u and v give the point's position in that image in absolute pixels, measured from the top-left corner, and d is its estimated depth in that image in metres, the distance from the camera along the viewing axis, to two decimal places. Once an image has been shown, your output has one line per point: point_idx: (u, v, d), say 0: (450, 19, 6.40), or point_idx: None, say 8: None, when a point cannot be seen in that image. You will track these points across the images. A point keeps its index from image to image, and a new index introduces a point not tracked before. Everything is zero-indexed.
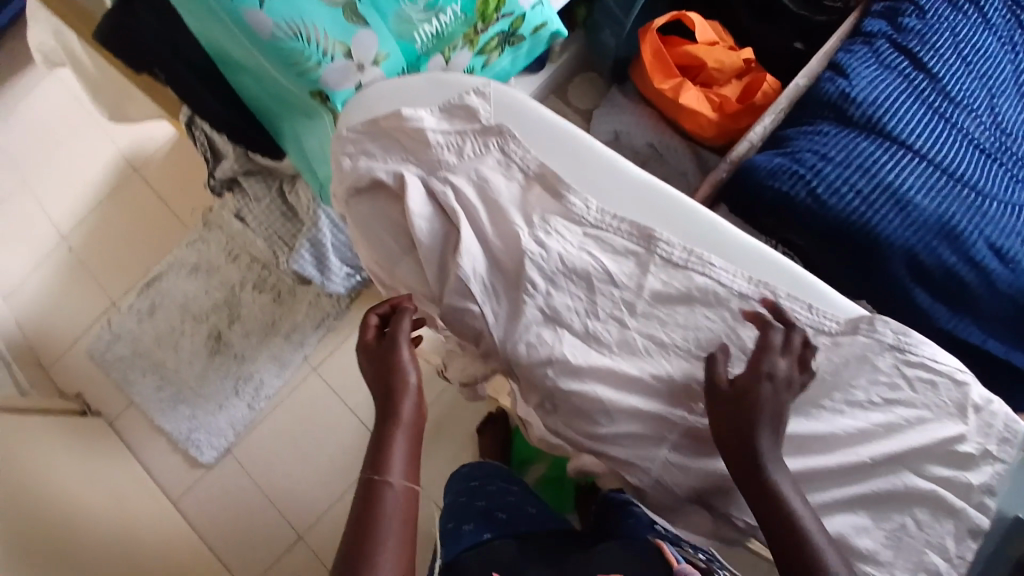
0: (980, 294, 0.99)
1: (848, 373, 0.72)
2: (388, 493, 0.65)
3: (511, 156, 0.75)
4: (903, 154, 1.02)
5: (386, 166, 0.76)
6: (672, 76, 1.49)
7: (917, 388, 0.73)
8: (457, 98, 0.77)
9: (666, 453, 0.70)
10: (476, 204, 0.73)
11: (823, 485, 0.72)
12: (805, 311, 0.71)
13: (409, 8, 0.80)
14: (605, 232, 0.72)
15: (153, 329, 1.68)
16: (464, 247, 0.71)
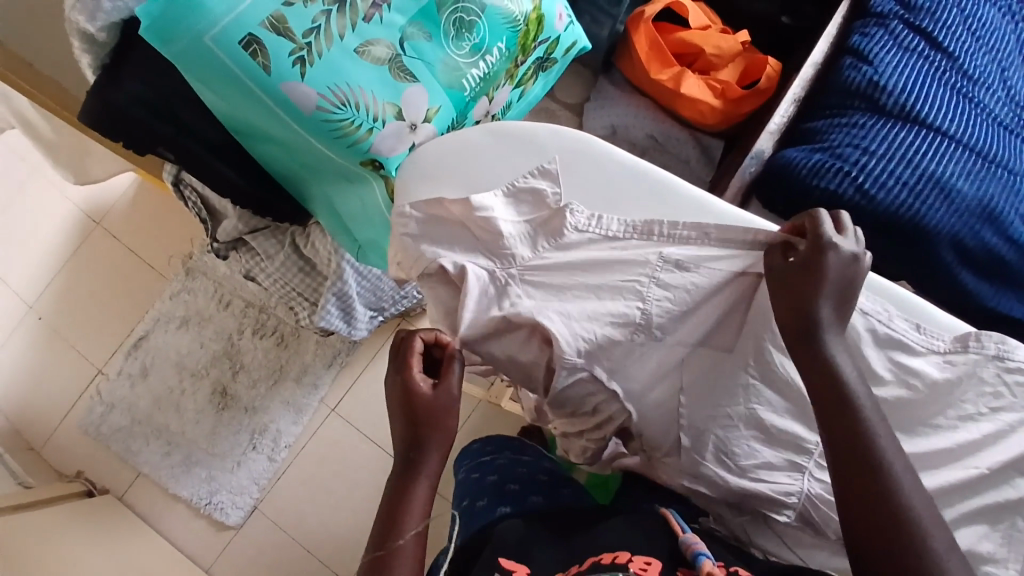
0: (1021, 270, 1.00)
1: (956, 388, 0.73)
2: (404, 540, 0.63)
3: (596, 228, 0.71)
4: (939, 139, 1.01)
5: (454, 256, 0.71)
6: (670, 64, 1.45)
7: (1017, 392, 0.73)
8: (521, 180, 0.73)
9: (809, 484, 0.69)
10: (579, 266, 0.70)
11: (938, 503, 0.72)
12: (915, 332, 0.73)
13: (456, 54, 0.75)
14: (727, 252, 0.70)
15: (149, 392, 1.55)
16: (567, 317, 0.68)
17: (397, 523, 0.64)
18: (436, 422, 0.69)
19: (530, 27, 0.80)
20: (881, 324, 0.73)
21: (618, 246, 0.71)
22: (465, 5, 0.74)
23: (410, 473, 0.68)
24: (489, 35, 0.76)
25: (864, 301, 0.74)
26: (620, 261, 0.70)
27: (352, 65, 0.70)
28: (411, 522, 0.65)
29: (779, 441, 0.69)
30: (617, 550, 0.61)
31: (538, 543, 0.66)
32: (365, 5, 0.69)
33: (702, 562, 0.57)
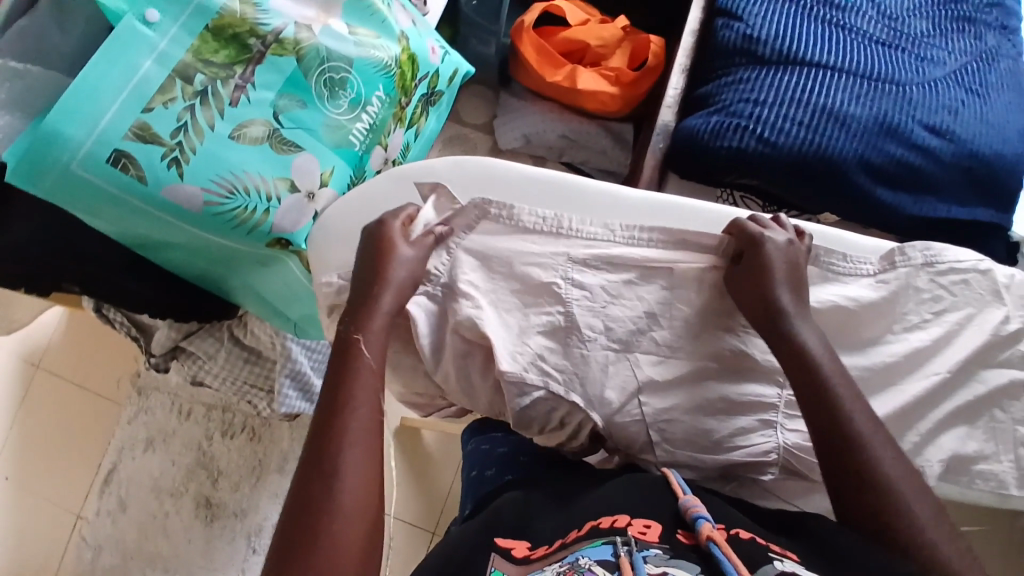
0: (933, 173, 1.02)
1: (898, 300, 0.75)
2: (355, 397, 0.59)
3: (510, 227, 0.73)
4: (822, 73, 1.05)
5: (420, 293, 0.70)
6: (561, 65, 1.48)
7: (955, 290, 0.75)
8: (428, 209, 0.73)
9: (784, 436, 0.69)
10: (497, 276, 0.71)
11: (913, 417, 0.72)
12: (841, 261, 0.75)
13: (336, 113, 0.75)
14: (640, 244, 0.73)
15: (132, 524, 1.48)
16: (501, 339, 0.68)
17: (346, 384, 0.60)
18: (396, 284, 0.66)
19: (405, 67, 0.81)
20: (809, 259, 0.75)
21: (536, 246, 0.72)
22: (330, 64, 0.73)
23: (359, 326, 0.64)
24: (364, 86, 0.76)
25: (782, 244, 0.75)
26: (538, 264, 0.71)
27: (231, 152, 0.69)
28: (360, 381, 0.60)
29: (744, 400, 0.68)
30: (615, 512, 0.59)
31: (540, 513, 0.63)
32: (229, 90, 0.68)
33: (703, 525, 0.55)
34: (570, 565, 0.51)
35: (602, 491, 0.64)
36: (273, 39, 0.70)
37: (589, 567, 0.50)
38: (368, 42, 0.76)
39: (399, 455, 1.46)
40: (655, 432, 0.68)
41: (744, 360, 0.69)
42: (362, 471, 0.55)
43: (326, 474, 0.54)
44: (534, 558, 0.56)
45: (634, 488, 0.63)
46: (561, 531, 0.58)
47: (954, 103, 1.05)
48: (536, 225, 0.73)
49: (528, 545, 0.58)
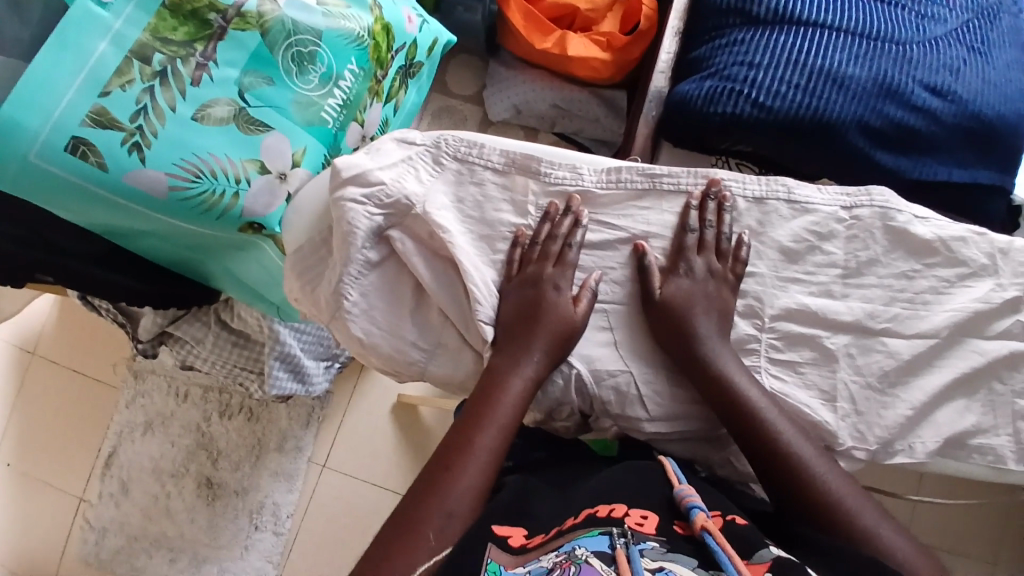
0: (932, 135, 0.99)
1: (876, 246, 0.69)
2: (484, 432, 0.60)
3: (478, 158, 0.68)
4: (821, 33, 1.00)
5: (368, 211, 0.64)
6: (549, 31, 1.44)
7: (952, 248, 0.70)
8: (386, 149, 0.67)
9: (766, 382, 0.66)
10: (458, 219, 0.67)
11: (904, 378, 0.67)
12: (817, 193, 0.69)
13: (306, 89, 0.72)
14: (617, 187, 0.68)
15: (136, 506, 1.50)
16: (476, 289, 0.63)
17: (484, 410, 0.61)
18: (375, 218, 0.64)
19: (378, 38, 0.77)
20: (784, 196, 0.69)
21: (502, 188, 0.68)
22: (297, 36, 0.70)
23: (510, 364, 0.62)
24: (335, 61, 0.73)
25: (756, 184, 0.69)
26: (504, 209, 0.67)
27: (195, 134, 0.66)
28: (499, 415, 0.61)
29: None
30: (613, 500, 0.57)
31: (540, 494, 0.60)
32: (189, 69, 0.65)
33: (696, 515, 0.54)
34: (568, 556, 0.49)
35: (590, 481, 0.61)
36: (235, 13, 0.67)
37: (587, 559, 0.49)
38: (337, 12, 0.73)
39: (399, 431, 1.50)
40: (651, 403, 0.65)
41: None
42: (470, 492, 0.58)
43: (444, 488, 0.58)
44: (532, 547, 0.53)
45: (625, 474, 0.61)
46: (558, 519, 0.56)
47: (956, 62, 1.02)
48: (502, 163, 0.67)
49: (524, 533, 0.55)
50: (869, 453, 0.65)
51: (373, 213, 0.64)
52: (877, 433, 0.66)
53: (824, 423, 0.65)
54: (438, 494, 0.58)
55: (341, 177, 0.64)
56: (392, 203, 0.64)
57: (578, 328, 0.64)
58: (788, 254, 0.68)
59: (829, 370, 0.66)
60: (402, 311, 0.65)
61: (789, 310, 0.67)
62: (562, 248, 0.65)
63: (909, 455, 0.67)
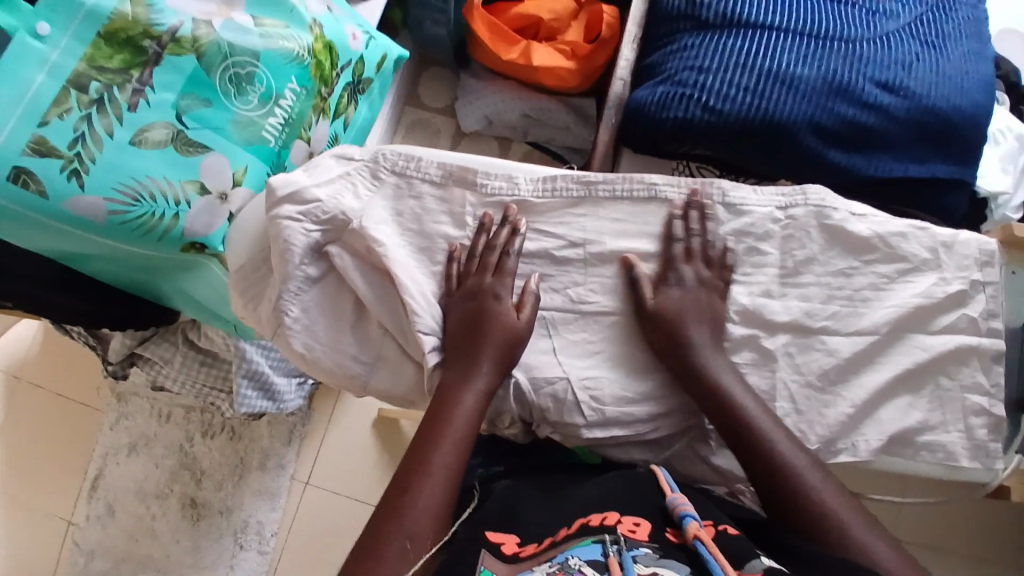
0: (886, 131, 0.99)
1: (814, 245, 0.69)
2: (441, 450, 0.60)
3: (417, 172, 0.69)
4: (770, 35, 1.01)
5: (306, 228, 0.65)
6: (514, 42, 1.46)
7: (893, 244, 0.70)
8: (325, 168, 0.68)
9: None
10: (398, 234, 0.68)
11: (846, 376, 0.68)
12: (753, 194, 0.70)
13: (245, 109, 0.74)
14: (553, 195, 0.69)
15: (122, 528, 1.51)
16: (414, 300, 0.64)
17: (438, 429, 0.61)
18: (310, 233, 0.65)
19: (320, 57, 0.79)
20: (719, 198, 0.70)
21: (440, 200, 0.69)
22: (234, 58, 0.72)
23: (460, 380, 0.62)
24: (274, 79, 0.75)
25: (692, 188, 0.70)
26: (443, 221, 0.68)
27: (134, 157, 0.67)
28: (454, 431, 0.61)
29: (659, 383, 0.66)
30: (604, 509, 0.58)
31: (528, 501, 0.60)
32: (126, 95, 0.67)
33: (688, 524, 0.55)
34: (562, 566, 0.49)
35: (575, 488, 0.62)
36: (169, 39, 0.69)
37: (581, 568, 0.49)
38: (275, 33, 0.75)
39: (380, 445, 1.51)
40: (588, 409, 0.64)
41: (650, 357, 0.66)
42: (433, 512, 0.57)
43: (406, 508, 0.57)
44: (525, 556, 0.53)
45: (617, 483, 0.61)
46: (550, 529, 0.56)
47: (908, 58, 1.02)
48: (439, 176, 0.69)
49: (517, 541, 0.55)
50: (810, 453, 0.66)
51: (310, 229, 0.65)
52: (818, 431, 0.66)
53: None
54: (400, 514, 0.57)
55: (276, 196, 0.65)
56: (328, 219, 0.66)
57: (523, 333, 0.64)
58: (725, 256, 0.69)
59: (766, 371, 0.67)
60: (342, 325, 0.66)
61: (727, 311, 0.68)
62: (500, 257, 0.66)
63: (852, 454, 0.67)
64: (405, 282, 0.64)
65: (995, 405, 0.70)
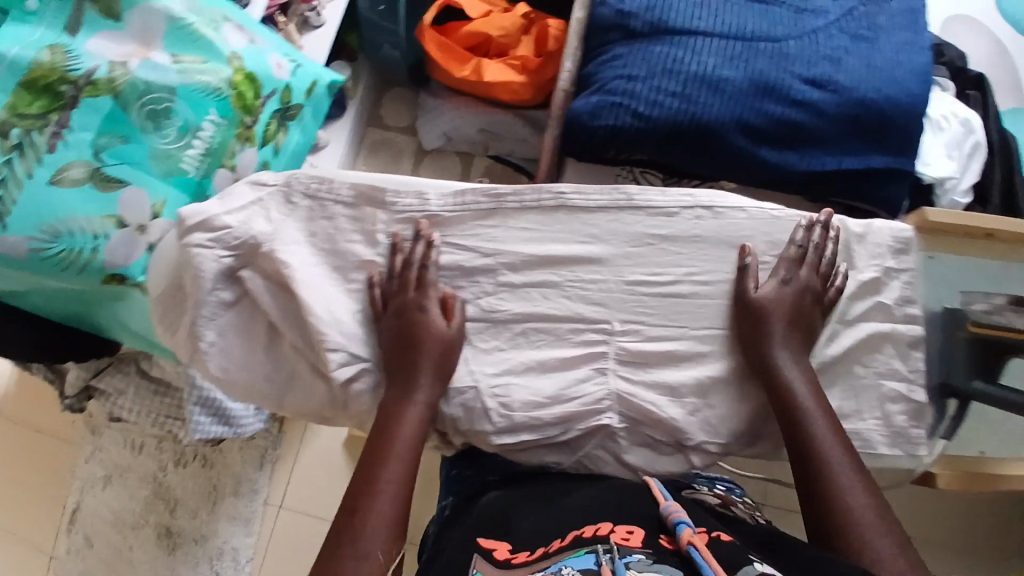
0: (816, 126, 1.01)
1: (721, 243, 0.71)
2: (387, 464, 0.59)
3: (328, 193, 0.70)
4: (696, 39, 1.03)
5: (217, 254, 0.66)
6: (466, 60, 1.48)
7: (802, 238, 0.71)
8: (236, 195, 0.69)
9: (615, 383, 0.67)
10: (311, 254, 0.69)
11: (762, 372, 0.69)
12: (661, 195, 0.71)
13: (163, 142, 0.76)
14: (464, 210, 0.70)
15: (101, 559, 1.51)
16: (325, 320, 0.65)
17: (383, 446, 0.60)
18: (221, 258, 0.67)
19: (242, 87, 0.80)
20: (626, 203, 0.71)
21: (352, 220, 0.70)
22: (150, 95, 0.74)
23: (400, 394, 0.63)
24: (192, 113, 0.77)
25: (602, 195, 0.71)
26: (356, 239, 0.70)
27: (52, 195, 0.70)
28: (399, 446, 0.60)
29: (570, 387, 0.67)
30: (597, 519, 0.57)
31: (519, 514, 0.61)
32: (45, 138, 0.69)
33: (683, 531, 0.53)
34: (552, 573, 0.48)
35: (563, 501, 0.62)
36: (85, 82, 0.71)
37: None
38: (192, 68, 0.77)
39: (353, 464, 1.51)
40: (497, 414, 0.66)
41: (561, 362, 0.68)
42: (386, 528, 0.57)
43: (362, 529, 0.56)
44: (517, 562, 0.53)
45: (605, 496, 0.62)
46: (544, 537, 0.55)
47: (837, 52, 1.03)
48: (350, 197, 0.70)
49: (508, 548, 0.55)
50: (721, 447, 0.68)
51: (221, 255, 0.67)
52: (729, 426, 0.67)
53: (672, 420, 0.66)
54: (359, 534, 0.55)
55: (186, 225, 0.66)
56: (240, 245, 0.67)
57: (455, 339, 0.66)
58: (632, 258, 0.70)
59: (676, 368, 0.68)
60: (257, 345, 0.68)
61: (636, 312, 0.69)
62: (421, 272, 0.68)
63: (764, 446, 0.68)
64: (314, 304, 0.65)
65: (914, 393, 0.70)
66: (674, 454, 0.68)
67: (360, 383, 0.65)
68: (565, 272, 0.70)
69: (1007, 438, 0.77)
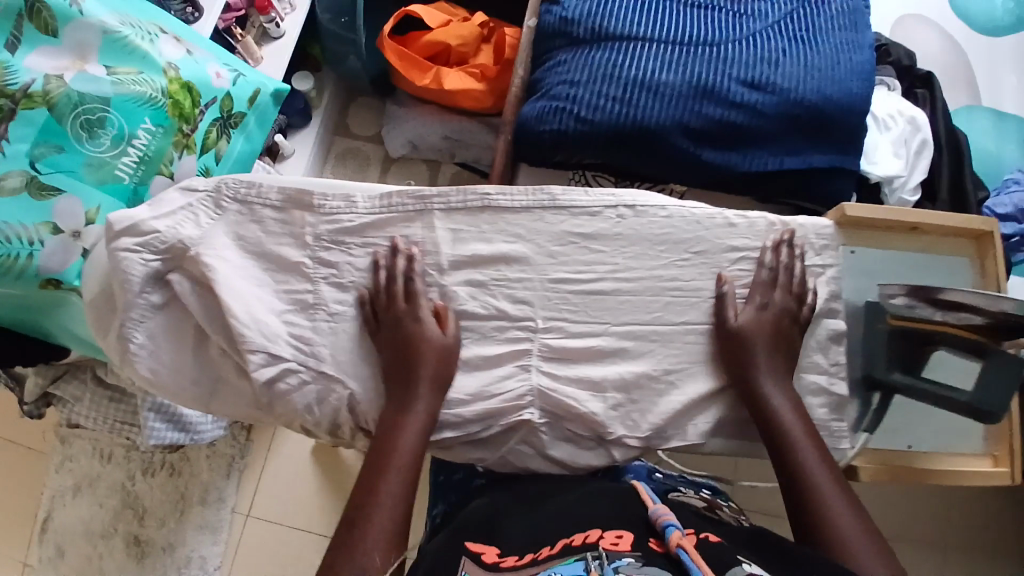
0: (755, 126, 1.03)
1: (642, 242, 0.72)
2: (388, 479, 0.61)
3: (257, 197, 0.71)
4: (636, 45, 1.05)
5: (145, 259, 0.68)
6: (427, 69, 1.50)
7: (724, 234, 0.73)
8: (166, 202, 0.70)
9: (537, 378, 0.69)
10: (239, 259, 0.70)
11: (685, 368, 0.70)
12: (584, 195, 0.72)
13: (98, 151, 0.78)
14: (390, 212, 0.71)
15: (71, 569, 1.50)
16: (248, 321, 0.66)
17: (382, 459, 0.62)
18: (147, 262, 0.68)
19: (177, 97, 0.84)
20: (550, 203, 0.72)
21: (281, 223, 0.71)
22: (85, 105, 0.76)
23: (399, 408, 0.64)
24: (126, 122, 0.80)
25: (527, 196, 0.72)
26: (284, 242, 0.70)
27: None
28: (398, 459, 0.62)
29: (493, 384, 0.68)
30: (585, 527, 0.57)
31: (510, 516, 0.62)
32: None
33: (671, 533, 0.54)
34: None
35: (550, 504, 0.63)
36: (22, 95, 0.71)
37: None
38: (127, 78, 0.80)
39: (320, 472, 1.53)
40: None
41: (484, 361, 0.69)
42: (386, 540, 0.58)
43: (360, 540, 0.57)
44: (505, 568, 0.54)
45: (601, 498, 0.62)
46: (532, 545, 0.56)
47: (775, 55, 1.06)
48: (278, 202, 0.71)
49: (497, 554, 0.56)
50: (642, 440, 0.69)
51: (148, 259, 0.68)
52: (650, 419, 0.68)
53: (592, 414, 0.68)
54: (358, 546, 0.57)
55: (113, 230, 0.67)
56: (168, 249, 0.69)
57: (452, 348, 0.67)
58: (555, 256, 0.71)
59: (599, 364, 0.70)
60: (186, 347, 0.69)
61: (558, 309, 0.70)
62: (409, 281, 0.69)
63: (684, 438, 0.70)
64: (235, 306, 0.66)
65: (835, 385, 0.71)
66: (596, 448, 0.70)
67: (285, 382, 0.66)
68: (490, 272, 0.71)
69: (933, 431, 0.77)
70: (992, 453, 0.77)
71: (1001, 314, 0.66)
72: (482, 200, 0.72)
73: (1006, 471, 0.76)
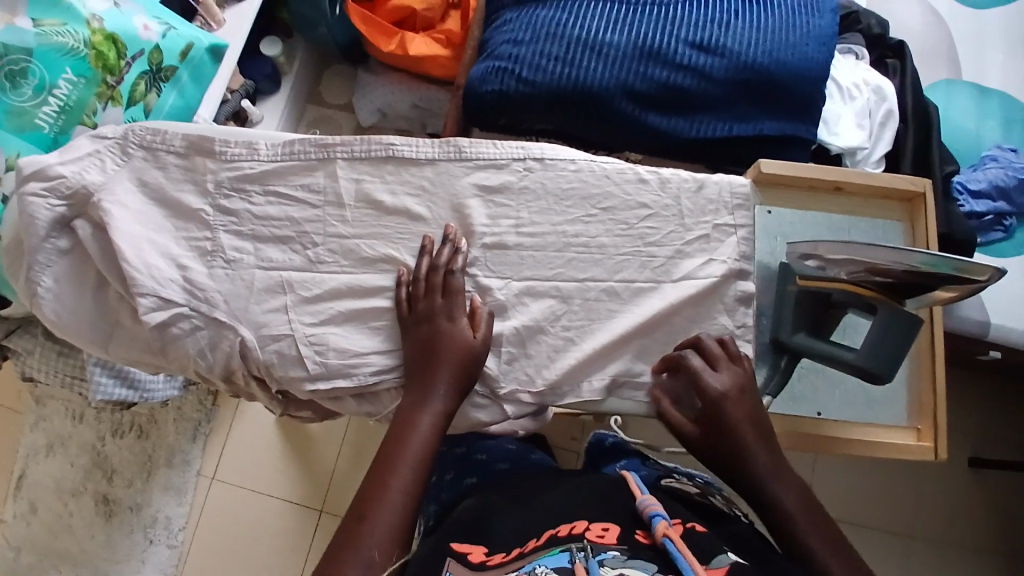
0: (703, 91, 1.00)
1: (548, 198, 0.71)
2: (399, 471, 0.61)
3: (162, 143, 0.71)
4: (582, 6, 1.04)
5: (50, 203, 0.67)
6: (392, 34, 1.48)
7: (631, 190, 0.71)
8: (72, 148, 0.70)
9: None
10: (142, 206, 0.70)
11: (583, 324, 0.69)
12: (491, 147, 0.71)
13: (19, 100, 0.79)
14: (293, 160, 0.70)
15: (43, 524, 1.50)
16: (142, 266, 0.66)
17: (396, 450, 0.62)
18: (47, 205, 0.67)
19: (101, 48, 0.84)
20: (456, 155, 0.71)
21: (184, 169, 0.71)
22: (8, 57, 0.78)
23: (418, 402, 0.64)
24: (47, 72, 0.80)
25: (431, 145, 0.71)
26: (187, 189, 0.70)
27: None
28: (410, 451, 0.62)
29: (386, 335, 0.68)
30: (573, 519, 0.59)
31: (502, 513, 0.63)
32: None
33: (658, 523, 0.56)
34: None
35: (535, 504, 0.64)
36: None
37: None
38: (50, 30, 0.80)
39: (283, 439, 1.51)
40: (313, 362, 0.67)
41: (379, 312, 0.68)
42: (390, 534, 0.58)
43: (362, 535, 0.57)
44: (493, 564, 0.55)
45: (589, 495, 0.64)
46: (520, 539, 0.58)
47: (725, 17, 1.03)
48: (181, 148, 0.71)
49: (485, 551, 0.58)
50: (536, 396, 0.69)
51: (54, 204, 0.68)
52: (543, 374, 0.68)
53: (484, 368, 0.68)
54: (357, 540, 0.57)
55: (22, 174, 0.67)
56: (73, 195, 0.68)
57: (480, 351, 0.66)
58: (458, 209, 0.70)
59: (499, 320, 0.69)
60: (90, 291, 0.69)
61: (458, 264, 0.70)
62: (446, 276, 0.67)
63: (578, 396, 0.69)
64: (134, 253, 0.67)
65: (741, 346, 0.70)
66: (489, 405, 0.69)
67: (177, 327, 0.67)
68: (391, 225, 0.70)
69: (846, 398, 0.75)
70: (916, 426, 0.75)
71: (909, 269, 0.61)
72: (390, 152, 0.70)
73: (929, 444, 0.74)
